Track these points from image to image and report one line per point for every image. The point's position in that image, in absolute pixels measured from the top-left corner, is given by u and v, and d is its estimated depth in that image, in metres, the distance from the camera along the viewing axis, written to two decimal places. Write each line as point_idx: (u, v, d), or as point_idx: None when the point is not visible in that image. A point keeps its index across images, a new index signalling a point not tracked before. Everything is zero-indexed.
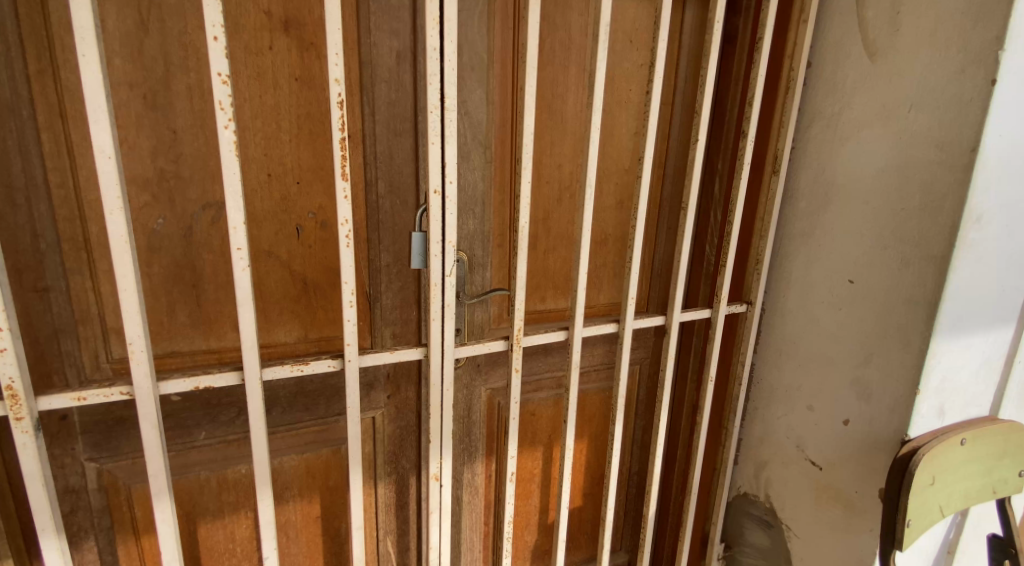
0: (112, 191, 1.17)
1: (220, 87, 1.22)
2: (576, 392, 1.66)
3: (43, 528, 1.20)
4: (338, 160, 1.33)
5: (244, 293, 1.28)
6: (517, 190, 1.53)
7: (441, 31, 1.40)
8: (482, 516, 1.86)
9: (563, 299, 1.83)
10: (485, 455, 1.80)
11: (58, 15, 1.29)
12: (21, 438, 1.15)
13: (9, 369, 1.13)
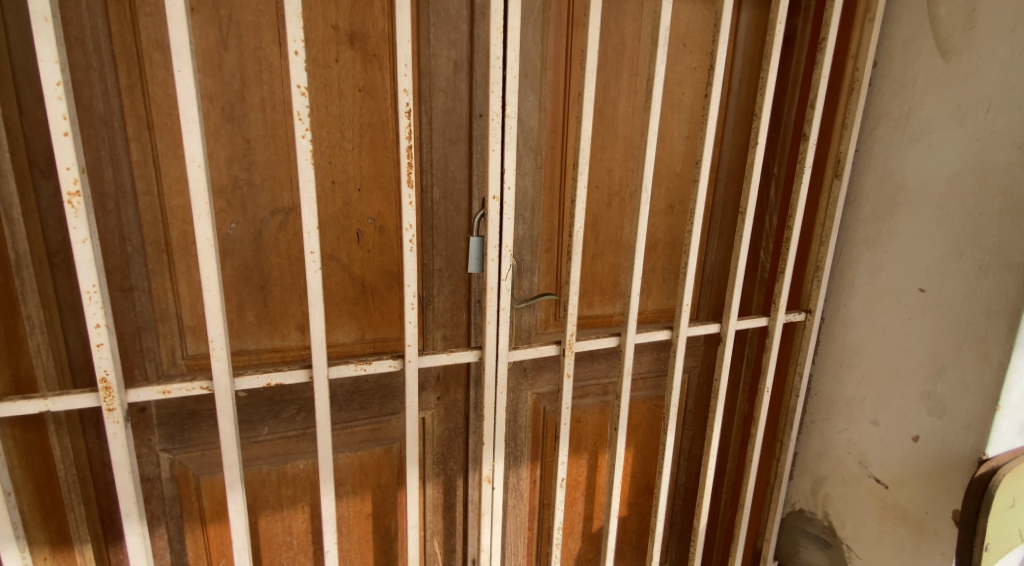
0: (201, 197, 1.27)
1: (299, 98, 1.29)
2: (627, 400, 1.65)
3: (127, 513, 1.31)
4: (404, 167, 1.38)
5: (315, 295, 1.35)
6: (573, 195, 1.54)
7: (505, 40, 1.43)
8: (526, 521, 1.88)
9: (610, 305, 1.82)
10: (529, 461, 1.82)
11: (147, 34, 1.41)
12: (113, 427, 1.26)
13: (106, 362, 1.24)
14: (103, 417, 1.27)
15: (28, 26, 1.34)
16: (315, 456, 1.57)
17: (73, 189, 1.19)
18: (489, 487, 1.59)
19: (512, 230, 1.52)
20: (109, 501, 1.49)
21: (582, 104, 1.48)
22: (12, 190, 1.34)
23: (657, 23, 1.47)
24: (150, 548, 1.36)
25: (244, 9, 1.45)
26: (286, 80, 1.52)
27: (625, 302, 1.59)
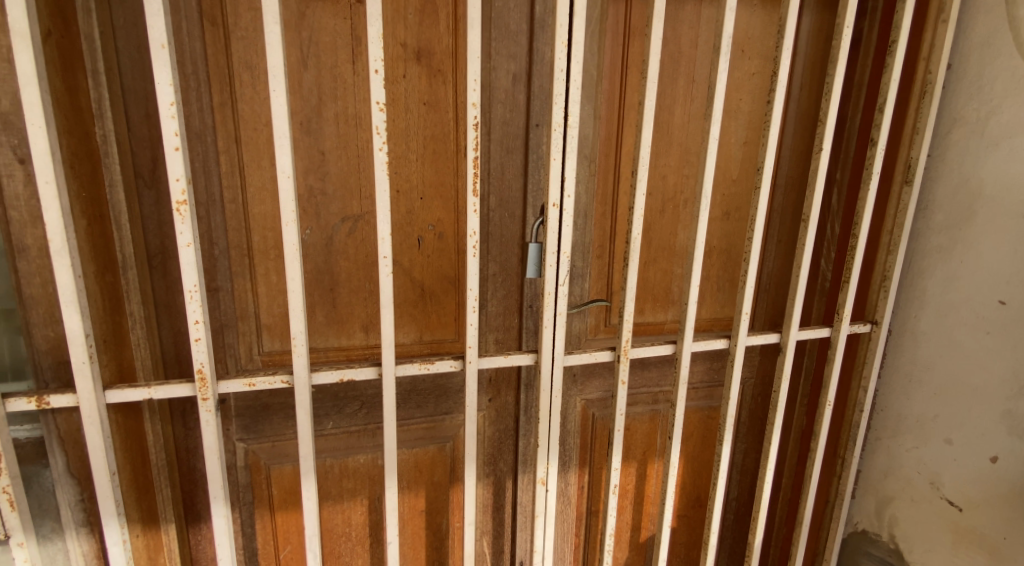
0: (288, 205, 1.38)
1: (377, 114, 1.38)
2: (683, 409, 1.65)
3: (215, 495, 1.43)
4: (470, 177, 1.45)
5: (386, 296, 1.44)
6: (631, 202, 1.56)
7: (570, 53, 1.47)
8: (573, 527, 1.89)
9: (662, 312, 1.82)
10: (577, 468, 1.83)
11: (238, 57, 1.55)
12: (207, 415, 1.39)
13: (202, 355, 1.38)
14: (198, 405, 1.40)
15: (138, 52, 1.51)
16: (374, 450, 1.65)
17: (181, 199, 1.33)
18: (543, 489, 1.62)
19: (570, 237, 1.56)
20: (191, 485, 1.63)
21: (644, 111, 1.49)
22: (121, 198, 1.51)
23: (720, 31, 1.47)
24: (233, 529, 1.47)
25: (322, 30, 1.57)
26: (357, 96, 1.62)
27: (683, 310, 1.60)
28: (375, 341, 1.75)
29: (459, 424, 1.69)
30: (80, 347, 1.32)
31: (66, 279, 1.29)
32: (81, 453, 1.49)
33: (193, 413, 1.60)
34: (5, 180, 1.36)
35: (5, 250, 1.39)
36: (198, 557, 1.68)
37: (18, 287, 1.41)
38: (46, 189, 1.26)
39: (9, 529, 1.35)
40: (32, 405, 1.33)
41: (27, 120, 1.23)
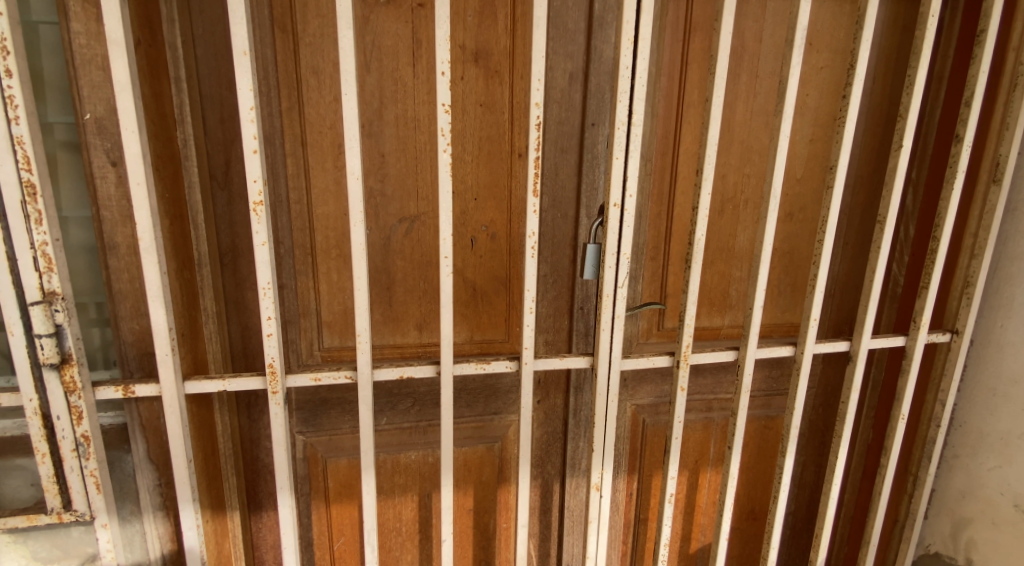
0: (357, 206, 1.42)
1: (443, 116, 1.40)
2: (745, 416, 1.61)
3: (282, 486, 1.48)
4: (531, 177, 1.45)
5: (447, 295, 1.45)
6: (694, 202, 1.51)
7: (636, 50, 1.44)
8: (621, 535, 1.85)
9: (717, 316, 1.78)
10: (626, 474, 1.80)
11: (305, 61, 1.61)
12: (276, 408, 1.43)
13: (274, 350, 1.43)
14: (268, 398, 1.45)
15: (215, 60, 1.59)
16: (426, 448, 1.68)
17: (258, 200, 1.38)
18: (597, 495, 1.59)
19: (631, 238, 1.53)
20: (253, 475, 1.72)
21: (712, 108, 1.45)
22: (198, 199, 1.59)
23: (793, 24, 1.42)
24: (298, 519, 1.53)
25: (385, 34, 1.60)
26: (416, 99, 1.65)
27: (749, 314, 1.57)
28: (429, 340, 1.78)
29: (507, 425, 1.69)
30: (165, 340, 1.40)
31: (154, 275, 1.37)
32: (160, 441, 1.58)
33: (258, 406, 1.68)
34: (99, 181, 1.45)
35: (99, 248, 1.49)
36: (258, 544, 1.75)
37: (109, 282, 1.50)
38: (137, 190, 1.33)
39: (95, 511, 1.42)
40: (118, 394, 1.39)
41: (122, 126, 1.31)
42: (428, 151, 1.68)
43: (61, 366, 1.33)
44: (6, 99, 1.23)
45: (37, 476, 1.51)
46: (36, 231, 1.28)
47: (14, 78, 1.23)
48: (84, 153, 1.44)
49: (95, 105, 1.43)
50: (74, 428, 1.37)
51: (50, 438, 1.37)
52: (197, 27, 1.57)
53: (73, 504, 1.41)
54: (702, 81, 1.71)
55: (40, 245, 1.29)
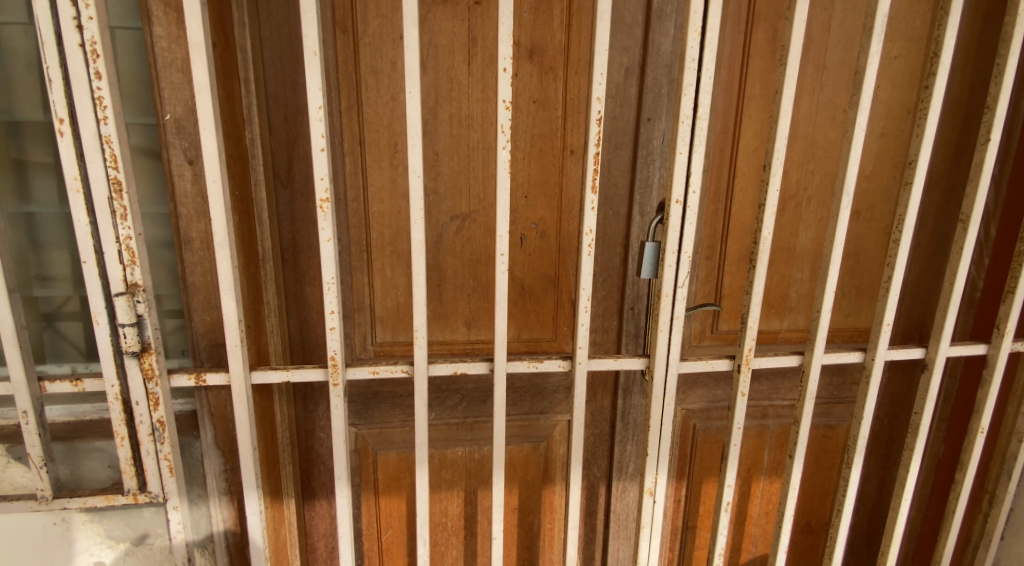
0: (418, 203, 1.43)
1: (503, 112, 1.38)
2: (809, 424, 1.54)
3: (340, 476, 1.50)
4: (590, 173, 1.42)
5: (502, 293, 1.45)
6: (761, 199, 1.46)
7: (703, 41, 1.39)
8: (668, 542, 1.80)
9: (776, 320, 1.73)
10: (676, 480, 1.75)
11: (365, 61, 1.63)
12: (335, 400, 1.46)
13: (335, 343, 1.46)
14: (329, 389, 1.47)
15: (281, 62, 1.65)
16: (472, 444, 1.68)
17: (324, 197, 1.41)
18: (649, 500, 1.55)
19: (693, 236, 1.48)
20: (308, 464, 1.77)
21: (782, 100, 1.38)
22: (263, 197, 1.65)
23: (872, 10, 1.34)
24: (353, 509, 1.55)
25: (441, 33, 1.61)
26: (471, 97, 1.65)
27: (815, 318, 1.50)
28: (477, 337, 1.78)
29: (554, 424, 1.68)
30: (235, 331, 1.45)
31: (227, 268, 1.42)
32: (227, 428, 1.66)
33: (314, 398, 1.73)
34: (177, 179, 1.53)
35: (176, 243, 1.57)
36: (311, 531, 1.80)
37: (184, 276, 1.59)
38: (213, 187, 1.39)
39: (168, 493, 1.48)
40: (191, 382, 1.45)
41: (201, 125, 1.36)
42: (481, 149, 1.68)
43: (141, 354, 1.39)
44: (96, 100, 1.28)
45: (114, 458, 1.61)
46: (121, 226, 1.33)
47: (103, 79, 1.27)
48: (164, 152, 1.52)
49: (175, 106, 1.50)
50: (151, 413, 1.43)
51: (129, 423, 1.43)
52: (265, 30, 1.63)
53: (148, 486, 1.47)
54: (767, 74, 1.64)
55: (124, 239, 1.34)
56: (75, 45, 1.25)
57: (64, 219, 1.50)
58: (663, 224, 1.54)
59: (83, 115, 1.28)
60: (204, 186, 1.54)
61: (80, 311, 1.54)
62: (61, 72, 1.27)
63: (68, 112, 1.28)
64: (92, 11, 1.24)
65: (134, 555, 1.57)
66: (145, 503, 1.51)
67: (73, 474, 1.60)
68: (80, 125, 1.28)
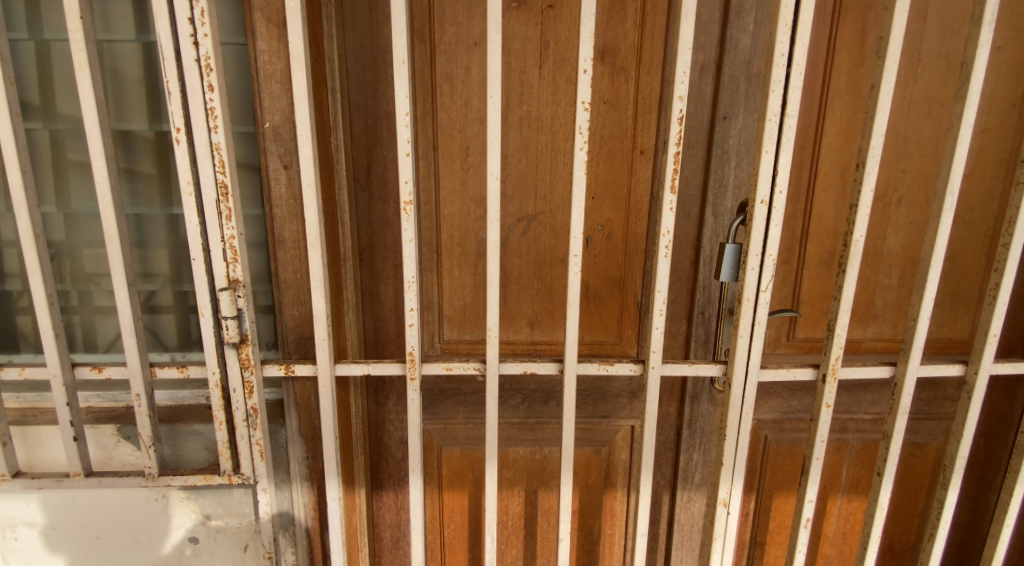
0: (494, 205, 1.45)
1: (582, 113, 1.38)
2: (902, 441, 1.44)
3: (413, 468, 1.54)
4: (670, 173, 1.38)
5: (574, 294, 1.44)
6: (852, 200, 1.38)
7: (794, 35, 1.33)
8: (734, 557, 1.73)
9: (861, 328, 1.65)
10: (746, 493, 1.68)
11: (440, 68, 1.67)
12: (411, 394, 1.49)
13: (413, 339, 1.49)
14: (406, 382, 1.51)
15: (362, 71, 1.72)
16: (534, 444, 1.69)
17: (408, 199, 1.46)
18: (723, 511, 1.49)
19: (778, 237, 1.42)
20: (378, 455, 1.84)
21: (879, 94, 1.30)
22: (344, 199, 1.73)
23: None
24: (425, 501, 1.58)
25: (515, 37, 1.62)
26: (541, 100, 1.65)
27: (911, 327, 1.39)
28: (540, 338, 1.78)
29: (616, 429, 1.66)
30: (323, 325, 1.52)
31: (318, 266, 1.50)
32: (310, 418, 1.73)
33: (385, 391, 1.79)
34: (274, 183, 1.63)
35: (271, 242, 1.67)
36: (378, 521, 1.87)
37: (277, 273, 1.69)
38: (307, 190, 1.47)
39: (259, 475, 1.58)
40: (281, 371, 1.54)
41: (299, 133, 1.44)
42: (549, 152, 1.68)
43: (239, 345, 1.49)
44: (209, 111, 1.39)
45: (209, 440, 1.73)
46: (227, 226, 1.44)
47: (215, 92, 1.38)
48: (263, 157, 1.62)
49: (274, 115, 1.60)
50: (246, 400, 1.53)
51: (227, 408, 1.54)
52: (349, 41, 1.70)
53: (242, 468, 1.57)
54: (853, 70, 1.57)
55: (229, 239, 1.45)
56: (191, 60, 1.36)
57: (167, 221, 1.64)
58: (745, 225, 1.48)
59: (197, 125, 1.39)
60: (298, 190, 1.64)
61: (177, 305, 1.69)
62: (179, 86, 1.38)
63: (184, 121, 1.39)
64: (207, 29, 1.35)
65: (223, 532, 1.68)
66: (237, 484, 1.61)
67: (175, 453, 1.73)
68: (194, 134, 1.40)
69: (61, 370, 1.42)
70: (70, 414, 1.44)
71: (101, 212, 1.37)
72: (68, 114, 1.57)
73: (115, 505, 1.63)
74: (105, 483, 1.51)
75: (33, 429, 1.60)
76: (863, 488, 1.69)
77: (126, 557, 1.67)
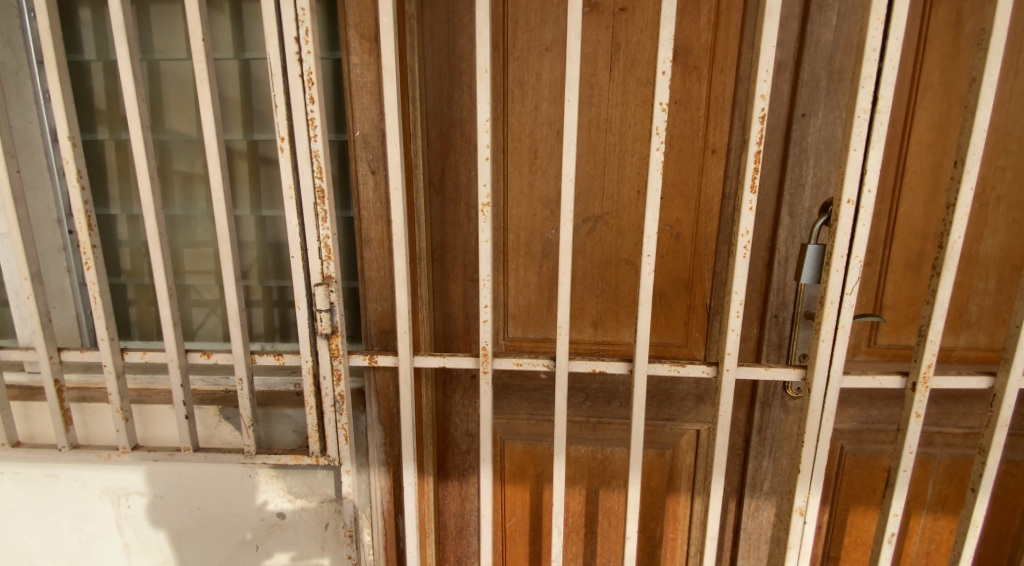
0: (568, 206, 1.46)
1: (659, 114, 1.37)
2: (1000, 457, 1.33)
3: (483, 460, 1.58)
4: (749, 172, 1.35)
5: (646, 294, 1.43)
6: (949, 200, 1.30)
7: (887, 29, 1.27)
8: None
9: (953, 336, 1.54)
10: (821, 505, 1.61)
11: (512, 74, 1.71)
12: (483, 387, 1.53)
13: (486, 335, 1.52)
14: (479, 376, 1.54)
15: (439, 79, 1.78)
16: (595, 444, 1.69)
17: (485, 201, 1.50)
18: (798, 520, 1.44)
19: (866, 238, 1.35)
20: (444, 445, 1.89)
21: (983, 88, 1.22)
22: (420, 201, 1.81)
23: None
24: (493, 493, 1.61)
25: (586, 41, 1.63)
26: (611, 101, 1.65)
27: (1014, 335, 1.29)
28: (604, 338, 1.78)
29: (680, 433, 1.63)
30: (404, 319, 1.59)
31: (403, 264, 1.57)
32: (389, 405, 1.77)
33: (452, 384, 1.85)
34: (362, 187, 1.71)
35: (358, 242, 1.76)
36: (443, 510, 1.93)
37: (363, 270, 1.77)
38: (395, 193, 1.54)
39: (342, 458, 1.67)
40: (365, 361, 1.63)
41: (388, 139, 1.52)
42: (617, 152, 1.68)
43: (330, 336, 1.59)
44: (309, 121, 1.48)
45: (298, 423, 1.81)
46: (322, 227, 1.54)
47: (316, 104, 1.48)
48: (353, 163, 1.71)
49: (364, 124, 1.69)
50: (334, 387, 1.62)
51: (317, 394, 1.64)
52: (427, 51, 1.77)
53: (328, 450, 1.67)
54: (946, 64, 1.47)
55: (323, 238, 1.55)
56: (296, 75, 1.46)
57: (257, 222, 1.77)
58: (829, 226, 1.42)
59: (299, 133, 1.49)
60: (384, 194, 1.71)
61: (265, 300, 1.82)
62: (285, 99, 1.48)
63: (288, 132, 1.50)
64: (311, 47, 1.45)
65: (306, 511, 1.79)
66: (323, 465, 1.71)
67: (267, 435, 1.81)
68: (296, 142, 1.50)
69: (177, 355, 1.55)
70: (184, 396, 1.58)
71: (215, 213, 1.50)
72: (175, 127, 1.73)
73: (213, 479, 1.77)
74: (211, 458, 1.64)
75: (149, 408, 1.75)
76: (950, 505, 1.59)
77: (219, 528, 1.81)
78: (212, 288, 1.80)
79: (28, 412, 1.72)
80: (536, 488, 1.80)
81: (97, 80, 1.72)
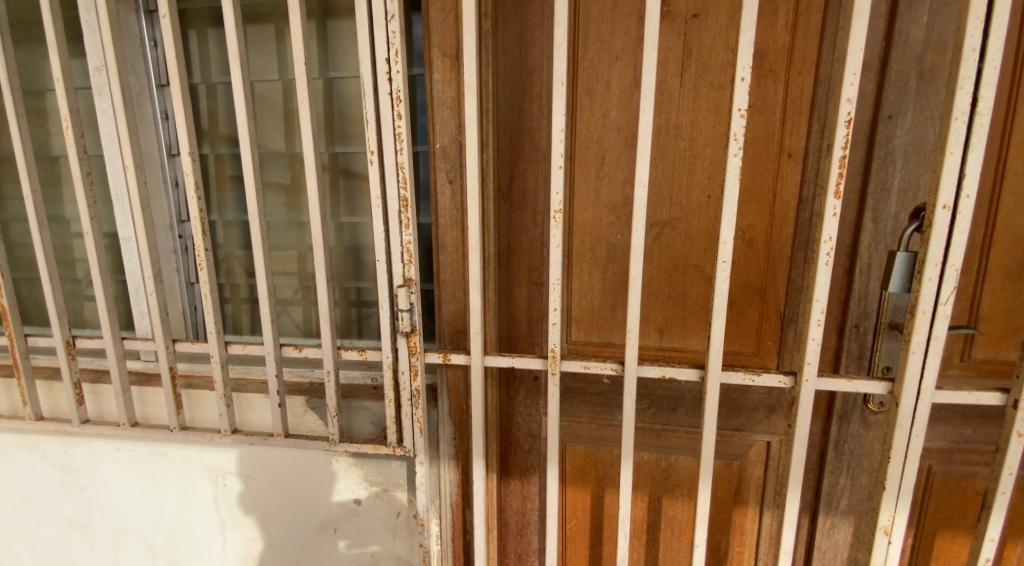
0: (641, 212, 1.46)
1: (737, 120, 1.35)
2: None
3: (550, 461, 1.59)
4: (834, 176, 1.30)
5: (721, 301, 1.40)
6: None
7: (987, 28, 1.20)
8: None
9: None
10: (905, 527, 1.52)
11: (582, 83, 1.72)
12: (552, 389, 1.54)
13: (556, 337, 1.53)
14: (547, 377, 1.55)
15: (511, 91, 1.83)
16: (659, 451, 1.66)
17: (557, 207, 1.52)
18: (882, 539, 1.36)
19: (964, 245, 1.27)
20: (508, 446, 1.92)
21: None
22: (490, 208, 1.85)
23: None
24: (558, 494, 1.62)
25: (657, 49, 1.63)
26: (681, 107, 1.64)
27: None
28: (669, 345, 1.75)
29: (749, 444, 1.58)
30: (478, 320, 1.63)
31: (477, 268, 1.61)
32: (460, 401, 1.82)
33: (516, 385, 1.87)
34: (440, 196, 1.78)
35: (435, 247, 1.82)
36: (504, 510, 1.96)
37: (439, 274, 1.83)
38: (471, 201, 1.59)
39: (417, 450, 1.73)
40: (441, 359, 1.68)
41: (468, 149, 1.57)
42: (686, 158, 1.66)
43: (409, 335, 1.65)
44: (396, 135, 1.56)
45: (375, 415, 1.88)
46: (405, 233, 1.61)
47: (403, 120, 1.55)
48: (433, 173, 1.77)
49: (443, 137, 1.75)
50: (411, 382, 1.68)
51: (396, 388, 1.70)
52: (500, 64, 1.82)
53: (405, 441, 1.73)
54: None
55: (406, 243, 1.62)
56: (386, 93, 1.54)
57: (336, 228, 1.88)
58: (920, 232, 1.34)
59: (387, 146, 1.56)
60: (460, 202, 1.77)
61: (343, 301, 1.91)
62: (375, 115, 1.56)
63: (377, 146, 1.58)
64: (400, 67, 1.53)
65: (382, 498, 1.86)
66: (399, 455, 1.77)
67: (348, 427, 1.90)
68: (385, 154, 1.57)
69: (274, 348, 1.66)
70: (279, 387, 1.68)
71: (312, 220, 1.59)
72: (269, 142, 1.86)
73: (297, 466, 1.87)
74: (300, 445, 1.74)
75: (246, 396, 1.87)
76: None
77: (299, 514, 1.91)
78: (295, 289, 1.92)
79: (144, 397, 1.89)
80: (598, 493, 1.79)
81: (202, 101, 1.89)
